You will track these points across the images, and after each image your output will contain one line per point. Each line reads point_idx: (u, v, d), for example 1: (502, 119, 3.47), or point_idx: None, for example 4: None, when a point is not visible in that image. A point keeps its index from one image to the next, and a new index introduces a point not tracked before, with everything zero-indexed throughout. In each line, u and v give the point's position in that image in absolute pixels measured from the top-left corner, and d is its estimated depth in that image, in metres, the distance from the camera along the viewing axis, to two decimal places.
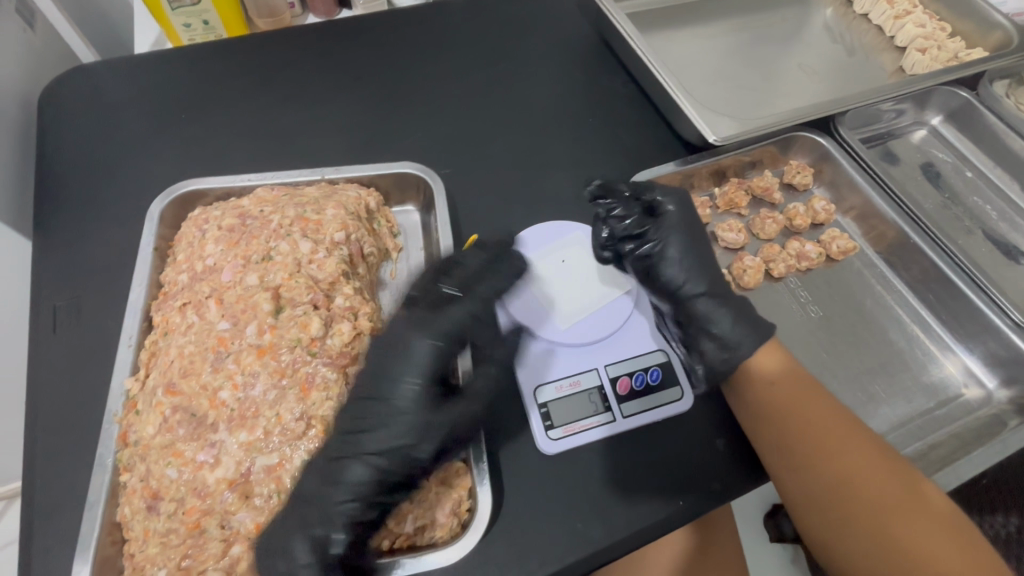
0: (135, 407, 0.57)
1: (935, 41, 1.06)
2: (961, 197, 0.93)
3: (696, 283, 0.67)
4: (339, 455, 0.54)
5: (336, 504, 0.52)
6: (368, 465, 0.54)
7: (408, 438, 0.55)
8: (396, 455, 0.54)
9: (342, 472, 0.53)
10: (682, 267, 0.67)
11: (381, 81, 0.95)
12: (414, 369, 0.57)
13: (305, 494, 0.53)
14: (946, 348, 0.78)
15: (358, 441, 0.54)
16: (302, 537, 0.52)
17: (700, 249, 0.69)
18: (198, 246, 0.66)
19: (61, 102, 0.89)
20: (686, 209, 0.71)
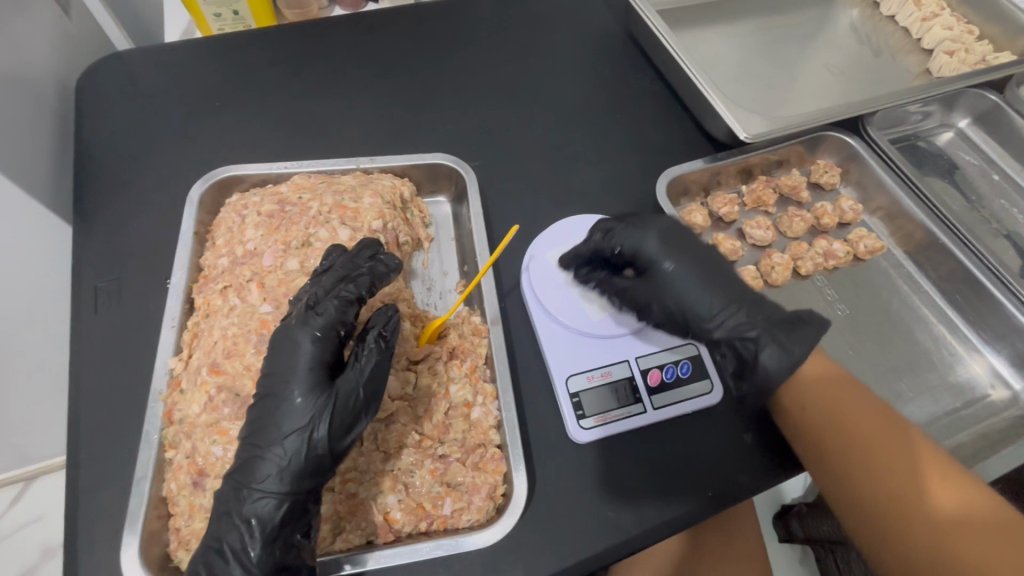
0: (179, 385, 0.58)
1: (962, 44, 1.07)
2: (988, 199, 0.93)
3: (713, 301, 0.64)
4: (270, 421, 0.52)
5: (254, 487, 0.50)
6: (281, 441, 0.51)
7: (316, 411, 0.51)
8: (305, 429, 0.51)
9: (259, 452, 0.51)
10: (689, 291, 0.65)
11: (410, 73, 0.96)
12: (304, 357, 0.53)
13: (235, 476, 0.51)
14: (972, 348, 0.79)
15: (272, 419, 0.52)
16: (232, 521, 0.50)
17: (702, 265, 0.66)
18: (239, 231, 0.67)
19: (97, 88, 0.90)
20: (671, 229, 0.68)
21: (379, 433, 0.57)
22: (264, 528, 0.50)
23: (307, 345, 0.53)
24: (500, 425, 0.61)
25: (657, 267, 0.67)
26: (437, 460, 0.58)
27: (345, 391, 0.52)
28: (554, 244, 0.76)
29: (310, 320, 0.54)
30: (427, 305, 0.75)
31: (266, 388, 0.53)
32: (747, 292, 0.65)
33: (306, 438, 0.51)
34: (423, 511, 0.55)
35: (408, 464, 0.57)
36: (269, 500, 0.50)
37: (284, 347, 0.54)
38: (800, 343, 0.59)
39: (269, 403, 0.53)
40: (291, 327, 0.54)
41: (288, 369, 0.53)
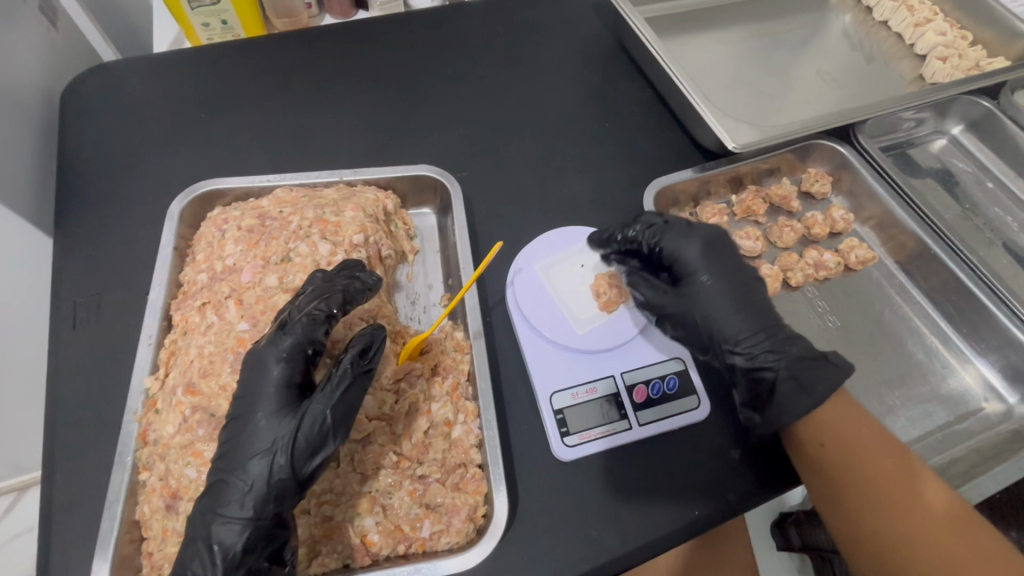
0: (155, 405, 0.58)
1: (956, 50, 1.05)
2: (981, 207, 0.91)
3: (739, 326, 0.66)
4: (239, 444, 0.51)
5: (219, 512, 0.49)
6: (247, 466, 0.50)
7: (280, 434, 0.50)
8: (267, 454, 0.50)
9: (226, 475, 0.50)
10: (714, 312, 0.67)
11: (399, 83, 0.95)
12: (272, 378, 0.53)
13: (204, 499, 0.50)
14: (966, 360, 0.77)
15: (238, 441, 0.51)
16: (197, 547, 0.49)
17: (739, 285, 0.69)
18: (218, 246, 0.66)
19: (82, 99, 0.89)
20: (713, 242, 0.71)
21: (358, 454, 0.57)
22: (226, 556, 0.48)
23: (273, 367, 0.53)
24: (481, 444, 0.60)
25: (694, 280, 0.69)
26: (416, 481, 0.57)
27: (312, 412, 0.50)
28: (541, 256, 0.76)
29: (278, 341, 0.54)
30: (411, 319, 0.74)
31: (236, 409, 0.53)
32: (779, 320, 0.68)
33: (270, 465, 0.50)
34: (402, 533, 0.54)
35: (387, 485, 0.56)
36: (234, 525, 0.48)
37: (253, 369, 0.53)
38: (823, 381, 0.62)
39: (237, 424, 0.52)
40: (260, 349, 0.54)
41: (256, 392, 0.52)
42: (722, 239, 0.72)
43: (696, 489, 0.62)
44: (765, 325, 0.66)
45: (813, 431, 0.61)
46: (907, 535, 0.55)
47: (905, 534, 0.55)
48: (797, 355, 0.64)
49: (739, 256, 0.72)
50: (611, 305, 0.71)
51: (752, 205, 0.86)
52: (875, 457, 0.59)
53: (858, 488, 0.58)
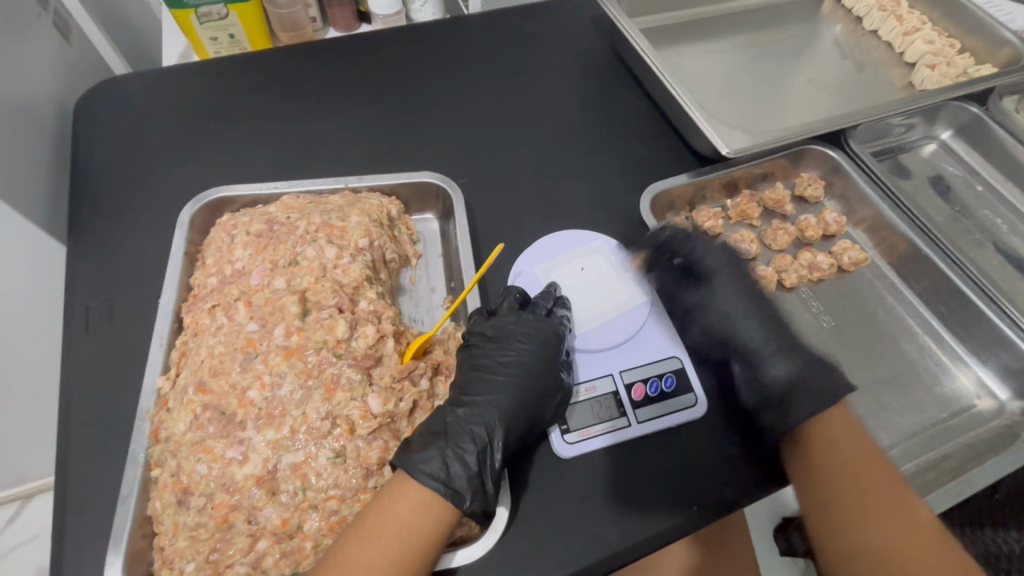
0: (166, 404, 0.59)
1: (944, 57, 1.08)
2: (971, 210, 0.93)
3: (760, 335, 0.69)
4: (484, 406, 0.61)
5: (454, 450, 0.57)
6: (511, 406, 0.61)
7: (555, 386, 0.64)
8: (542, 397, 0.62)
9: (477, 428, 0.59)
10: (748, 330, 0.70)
11: (401, 93, 0.98)
12: (550, 341, 0.66)
13: (454, 430, 0.58)
14: (958, 359, 0.79)
15: (502, 387, 0.62)
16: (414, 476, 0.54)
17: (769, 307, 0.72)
18: (227, 251, 0.68)
19: (93, 110, 0.92)
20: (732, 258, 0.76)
21: (363, 450, 0.56)
22: (450, 480, 0.55)
23: (556, 332, 0.67)
24: None
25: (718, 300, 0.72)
26: None
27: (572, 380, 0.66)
28: (541, 258, 0.79)
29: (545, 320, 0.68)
30: (415, 320, 0.76)
31: (489, 382, 0.63)
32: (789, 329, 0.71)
33: (471, 411, 0.60)
34: None
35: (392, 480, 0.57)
36: (463, 458, 0.57)
37: (537, 332, 0.66)
38: (818, 394, 0.63)
39: (496, 392, 0.62)
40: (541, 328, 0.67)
41: (535, 351, 0.65)
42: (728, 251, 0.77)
43: (695, 485, 0.63)
44: (792, 346, 0.68)
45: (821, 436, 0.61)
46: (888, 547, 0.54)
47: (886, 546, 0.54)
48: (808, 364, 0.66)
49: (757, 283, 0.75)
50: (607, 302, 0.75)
51: (715, 215, 0.87)
52: (871, 471, 0.59)
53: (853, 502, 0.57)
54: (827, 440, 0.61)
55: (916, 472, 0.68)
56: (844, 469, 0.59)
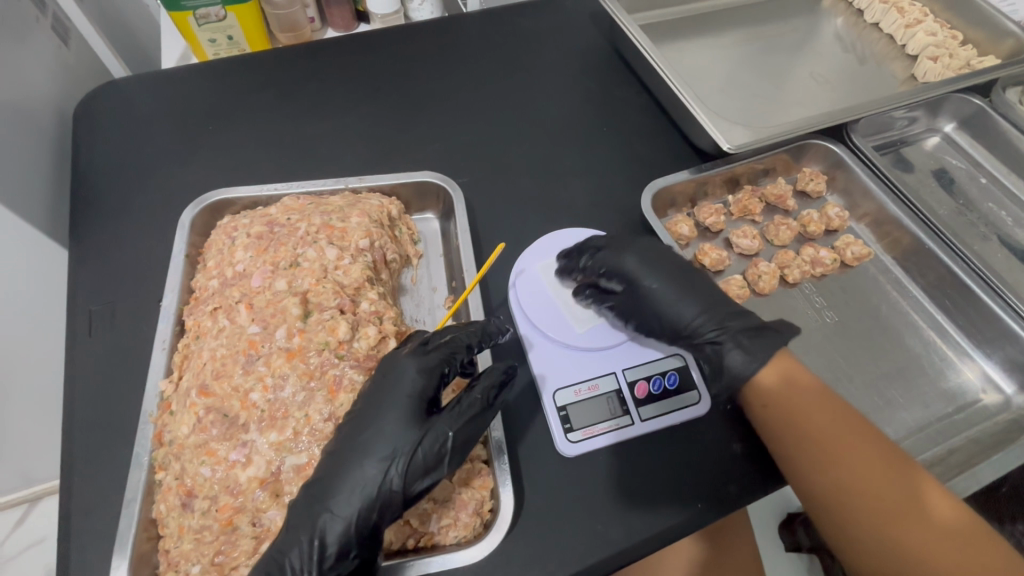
0: (170, 407, 0.60)
1: (946, 49, 1.07)
2: (975, 203, 0.93)
3: (691, 308, 0.68)
4: (349, 450, 0.54)
5: (325, 506, 0.52)
6: (350, 478, 0.52)
7: (399, 445, 0.54)
8: (384, 460, 0.53)
9: (342, 475, 0.53)
10: (669, 307, 0.68)
11: (401, 93, 0.97)
12: (407, 384, 0.56)
13: (293, 514, 0.52)
14: (963, 353, 0.78)
15: (346, 452, 0.54)
16: (297, 536, 0.51)
17: (680, 274, 0.70)
18: (228, 253, 0.68)
19: (93, 114, 0.92)
20: (645, 246, 0.73)
21: None
22: (324, 547, 0.51)
23: (413, 376, 0.56)
24: (486, 441, 0.63)
25: (637, 284, 0.70)
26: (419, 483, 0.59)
27: (437, 431, 0.54)
28: (542, 257, 0.78)
29: (422, 354, 0.58)
30: (416, 321, 0.76)
31: (353, 421, 0.55)
32: (718, 295, 0.69)
33: (332, 461, 0.53)
34: (410, 527, 0.57)
35: None
36: (339, 518, 0.51)
37: (389, 378, 0.57)
38: (765, 348, 0.62)
39: (358, 436, 0.54)
40: (400, 359, 0.58)
41: (383, 401, 0.55)
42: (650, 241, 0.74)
43: (700, 482, 0.63)
44: (710, 304, 0.68)
45: (760, 395, 0.62)
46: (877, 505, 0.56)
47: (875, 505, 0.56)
48: (739, 328, 0.65)
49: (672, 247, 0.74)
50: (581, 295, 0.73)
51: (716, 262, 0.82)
52: (823, 416, 0.60)
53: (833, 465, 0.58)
54: (795, 411, 0.60)
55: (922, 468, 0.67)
56: (825, 436, 0.59)
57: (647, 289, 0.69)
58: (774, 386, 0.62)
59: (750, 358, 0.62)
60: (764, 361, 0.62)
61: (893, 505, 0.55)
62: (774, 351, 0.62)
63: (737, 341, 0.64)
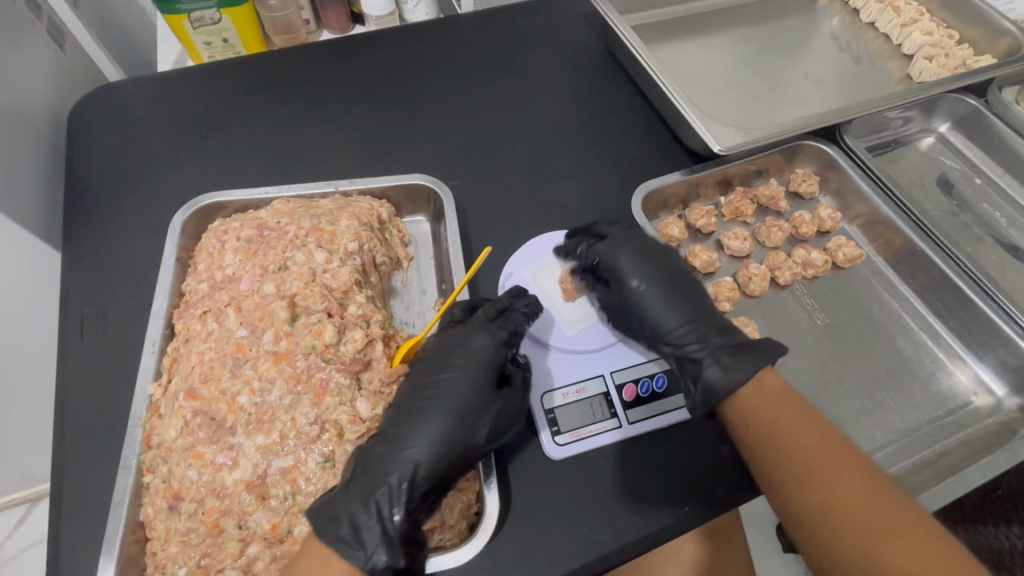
0: (158, 411, 0.60)
1: (942, 48, 1.06)
2: (970, 203, 0.92)
3: (672, 319, 0.69)
4: (433, 403, 0.60)
5: (409, 450, 0.56)
6: (432, 429, 0.58)
7: (481, 405, 0.60)
8: (463, 419, 0.59)
9: (426, 421, 0.58)
10: (654, 316, 0.69)
11: (393, 95, 0.98)
12: (482, 351, 0.63)
13: (368, 460, 0.56)
14: (955, 355, 0.78)
15: (426, 408, 0.59)
16: (382, 480, 0.55)
17: (672, 285, 0.71)
18: (218, 257, 0.68)
19: (87, 117, 0.93)
20: (646, 247, 0.73)
21: None
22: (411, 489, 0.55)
23: (492, 347, 0.63)
24: None
25: (628, 285, 0.71)
26: None
27: (511, 397, 0.61)
28: (531, 260, 0.78)
29: (494, 326, 0.65)
30: (406, 323, 0.76)
31: (435, 375, 0.61)
32: (708, 310, 0.70)
33: (412, 415, 0.59)
34: None
35: None
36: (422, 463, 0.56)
37: (468, 346, 0.63)
38: (744, 366, 0.62)
39: (441, 388, 0.60)
40: (476, 329, 0.65)
41: (467, 364, 0.62)
42: (654, 243, 0.74)
43: (686, 485, 0.63)
44: (696, 317, 0.69)
45: (738, 408, 0.62)
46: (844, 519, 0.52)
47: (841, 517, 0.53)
48: (722, 345, 0.65)
49: (675, 255, 0.75)
50: (571, 294, 0.75)
51: (724, 292, 0.79)
52: (798, 426, 0.58)
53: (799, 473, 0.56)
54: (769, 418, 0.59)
55: (911, 471, 0.67)
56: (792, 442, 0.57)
57: (631, 295, 0.70)
58: (749, 395, 0.61)
59: (725, 375, 0.62)
60: (744, 380, 0.62)
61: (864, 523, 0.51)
62: (756, 372, 0.62)
63: (717, 357, 0.64)
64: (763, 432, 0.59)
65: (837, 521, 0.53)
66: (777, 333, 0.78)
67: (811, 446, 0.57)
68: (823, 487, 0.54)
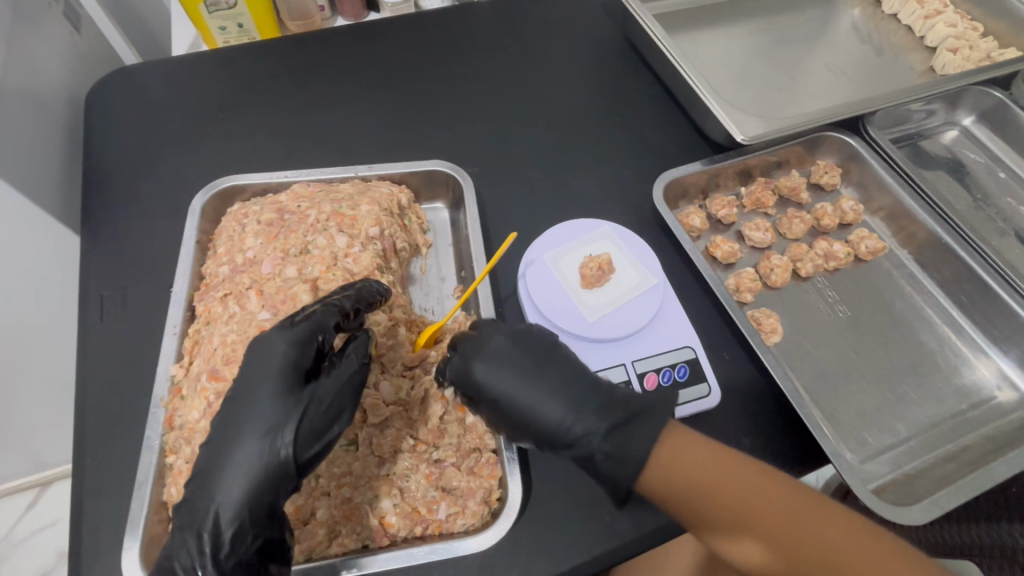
0: (180, 392, 0.60)
1: (967, 41, 1.05)
2: (993, 197, 0.91)
3: (560, 414, 0.55)
4: (232, 425, 0.51)
5: (214, 494, 0.49)
6: (233, 463, 0.50)
7: (283, 416, 0.51)
8: (268, 436, 0.50)
9: (226, 451, 0.50)
10: (524, 412, 0.56)
11: (411, 81, 0.97)
12: (275, 356, 0.53)
13: (187, 508, 0.50)
14: (979, 350, 0.77)
15: (226, 435, 0.51)
16: (187, 534, 0.49)
17: (541, 363, 0.58)
18: (239, 240, 0.68)
19: (103, 100, 0.92)
20: (520, 334, 0.60)
21: (375, 438, 0.59)
22: (216, 541, 0.48)
23: (283, 350, 0.53)
24: (495, 430, 0.63)
25: (482, 382, 0.58)
26: (433, 464, 0.60)
27: (321, 394, 0.52)
28: (552, 246, 0.77)
29: (288, 327, 0.54)
30: (425, 310, 0.76)
31: (234, 390, 0.53)
32: (592, 386, 0.57)
33: (214, 444, 0.51)
34: (419, 515, 0.57)
35: (405, 468, 0.59)
36: (227, 507, 0.49)
37: (259, 357, 0.53)
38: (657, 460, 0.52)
39: (235, 405, 0.52)
40: (267, 335, 0.54)
41: (257, 374, 0.52)
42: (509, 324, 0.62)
43: None
44: (573, 403, 0.56)
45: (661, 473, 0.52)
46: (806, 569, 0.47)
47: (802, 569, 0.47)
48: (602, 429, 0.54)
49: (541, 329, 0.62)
50: (591, 279, 0.73)
51: (748, 281, 0.79)
52: (723, 479, 0.50)
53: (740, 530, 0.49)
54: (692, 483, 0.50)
55: (934, 465, 0.67)
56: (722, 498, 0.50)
57: (489, 391, 0.57)
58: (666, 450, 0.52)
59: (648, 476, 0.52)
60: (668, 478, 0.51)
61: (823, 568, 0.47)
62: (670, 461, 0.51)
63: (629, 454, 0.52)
64: (692, 493, 0.50)
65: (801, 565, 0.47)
66: (799, 324, 0.77)
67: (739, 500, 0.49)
68: (769, 538, 0.48)
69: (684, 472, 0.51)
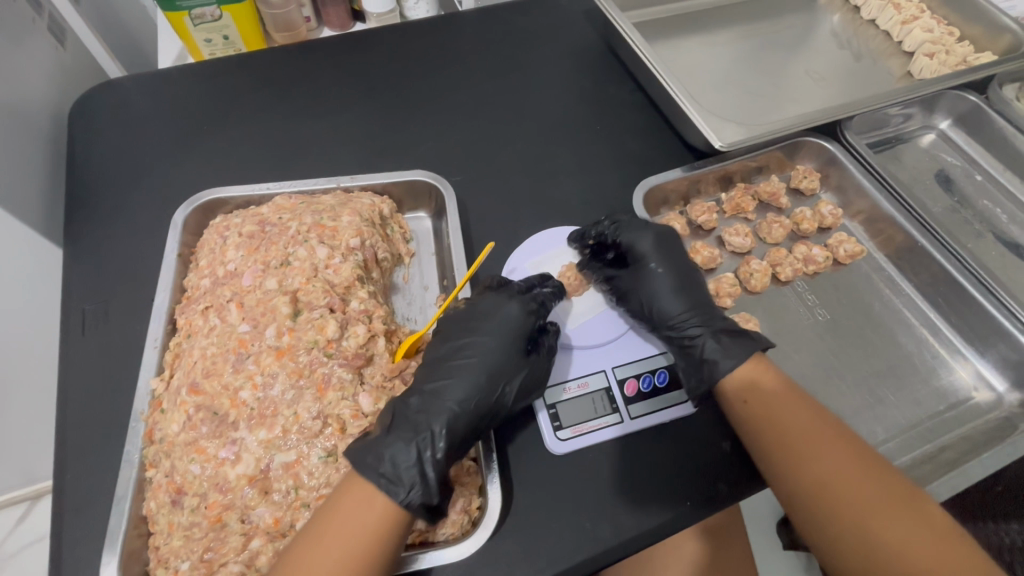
0: (160, 405, 0.60)
1: (943, 45, 1.07)
2: (971, 200, 0.92)
3: (679, 306, 0.71)
4: (456, 369, 0.62)
5: (429, 424, 0.57)
6: (461, 397, 0.60)
7: (512, 368, 0.63)
8: (495, 382, 0.62)
9: (452, 388, 0.61)
10: (662, 297, 0.72)
11: (393, 92, 0.98)
12: (512, 321, 0.65)
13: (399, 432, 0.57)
14: (956, 351, 0.78)
15: (462, 376, 0.61)
16: (396, 457, 0.55)
17: (684, 274, 0.74)
18: (220, 253, 0.68)
19: (88, 114, 0.92)
20: (667, 236, 0.76)
21: None
22: (429, 463, 0.55)
23: (523, 314, 0.66)
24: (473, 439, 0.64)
25: (644, 265, 0.74)
26: None
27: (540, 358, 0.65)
28: (533, 255, 0.80)
29: (527, 299, 0.67)
30: (408, 319, 0.77)
31: (465, 340, 0.64)
32: (711, 302, 0.73)
33: (438, 383, 0.61)
34: None
35: None
36: (442, 434, 0.57)
37: (496, 317, 0.66)
38: (736, 350, 0.65)
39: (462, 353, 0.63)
40: (505, 299, 0.67)
41: (494, 330, 0.65)
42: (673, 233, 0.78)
43: (692, 480, 0.63)
44: (695, 304, 0.72)
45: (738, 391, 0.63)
46: (837, 490, 0.56)
47: (834, 490, 0.56)
48: (721, 326, 0.69)
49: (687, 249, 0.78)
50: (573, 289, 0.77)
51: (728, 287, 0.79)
52: (792, 413, 0.60)
53: (793, 456, 0.58)
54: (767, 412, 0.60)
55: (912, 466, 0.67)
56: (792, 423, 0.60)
57: (646, 276, 0.73)
58: (742, 379, 0.63)
59: (725, 351, 0.66)
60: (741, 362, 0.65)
61: (840, 489, 0.56)
62: (749, 353, 0.65)
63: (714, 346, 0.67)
64: (764, 423, 0.60)
65: (834, 489, 0.56)
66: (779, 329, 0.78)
67: (804, 427, 0.59)
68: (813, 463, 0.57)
69: (766, 406, 0.61)
